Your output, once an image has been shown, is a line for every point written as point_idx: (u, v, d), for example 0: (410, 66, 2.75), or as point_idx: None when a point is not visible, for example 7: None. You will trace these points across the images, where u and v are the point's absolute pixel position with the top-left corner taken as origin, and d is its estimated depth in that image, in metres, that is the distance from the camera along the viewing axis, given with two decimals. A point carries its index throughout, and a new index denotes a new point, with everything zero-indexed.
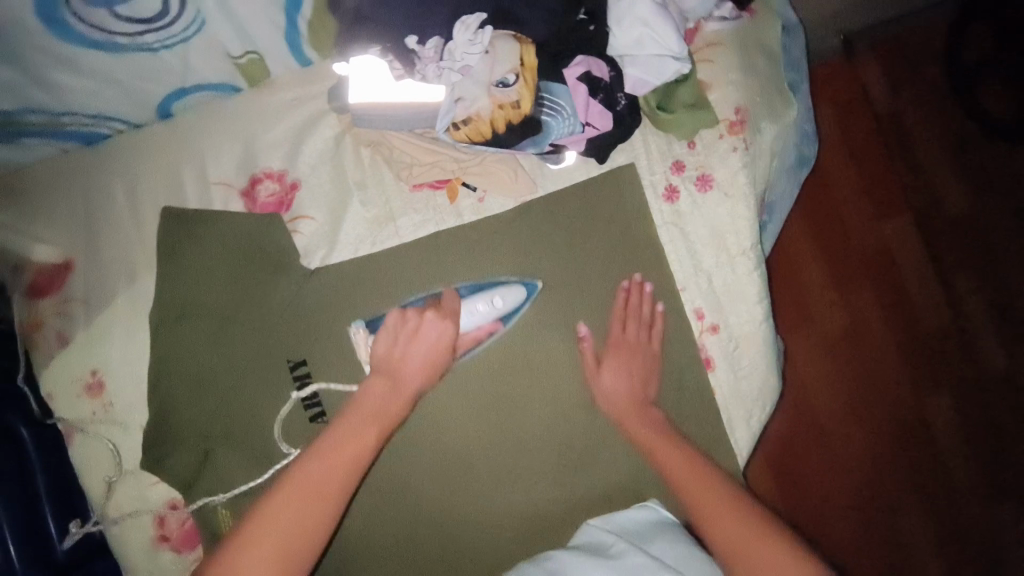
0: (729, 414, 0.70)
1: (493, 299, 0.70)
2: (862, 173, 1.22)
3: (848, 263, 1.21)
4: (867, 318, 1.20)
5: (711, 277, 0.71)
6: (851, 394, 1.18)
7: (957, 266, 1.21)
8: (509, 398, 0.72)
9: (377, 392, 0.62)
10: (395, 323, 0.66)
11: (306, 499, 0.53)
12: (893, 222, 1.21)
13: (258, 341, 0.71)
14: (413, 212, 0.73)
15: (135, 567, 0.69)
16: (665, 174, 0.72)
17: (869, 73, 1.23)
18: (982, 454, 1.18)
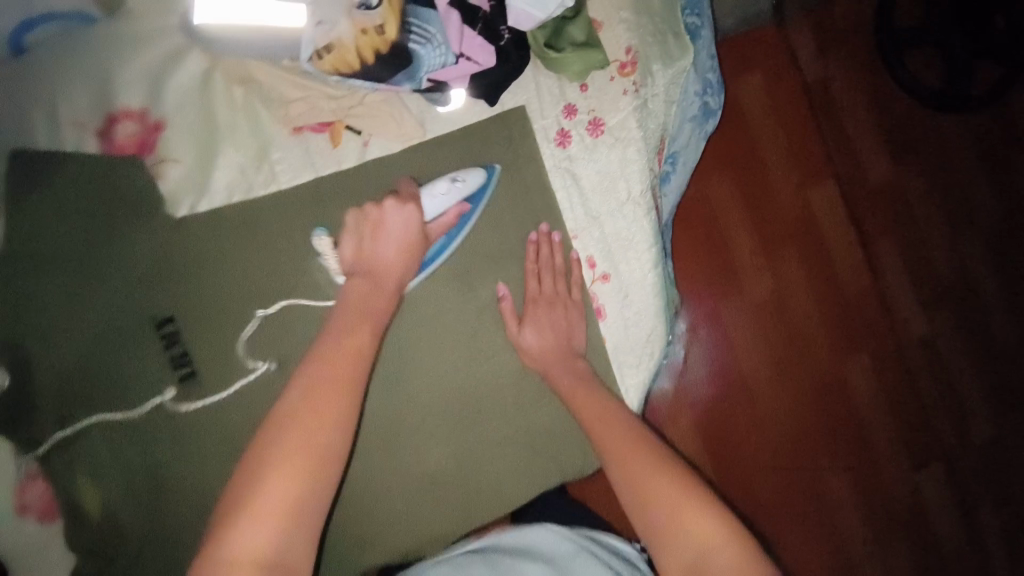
0: (620, 363, 0.70)
1: (454, 179, 0.66)
2: (789, 140, 1.21)
3: (774, 228, 1.20)
4: (791, 283, 1.21)
5: (604, 224, 0.70)
6: (776, 358, 1.20)
7: (875, 230, 1.24)
8: (399, 353, 0.69)
9: (358, 292, 0.58)
10: (356, 220, 0.63)
11: (303, 450, 0.46)
12: (818, 188, 1.22)
13: (118, 296, 0.66)
14: (291, 157, 0.69)
15: None
16: (556, 118, 0.69)
17: (797, 39, 1.23)
18: (897, 407, 1.23)
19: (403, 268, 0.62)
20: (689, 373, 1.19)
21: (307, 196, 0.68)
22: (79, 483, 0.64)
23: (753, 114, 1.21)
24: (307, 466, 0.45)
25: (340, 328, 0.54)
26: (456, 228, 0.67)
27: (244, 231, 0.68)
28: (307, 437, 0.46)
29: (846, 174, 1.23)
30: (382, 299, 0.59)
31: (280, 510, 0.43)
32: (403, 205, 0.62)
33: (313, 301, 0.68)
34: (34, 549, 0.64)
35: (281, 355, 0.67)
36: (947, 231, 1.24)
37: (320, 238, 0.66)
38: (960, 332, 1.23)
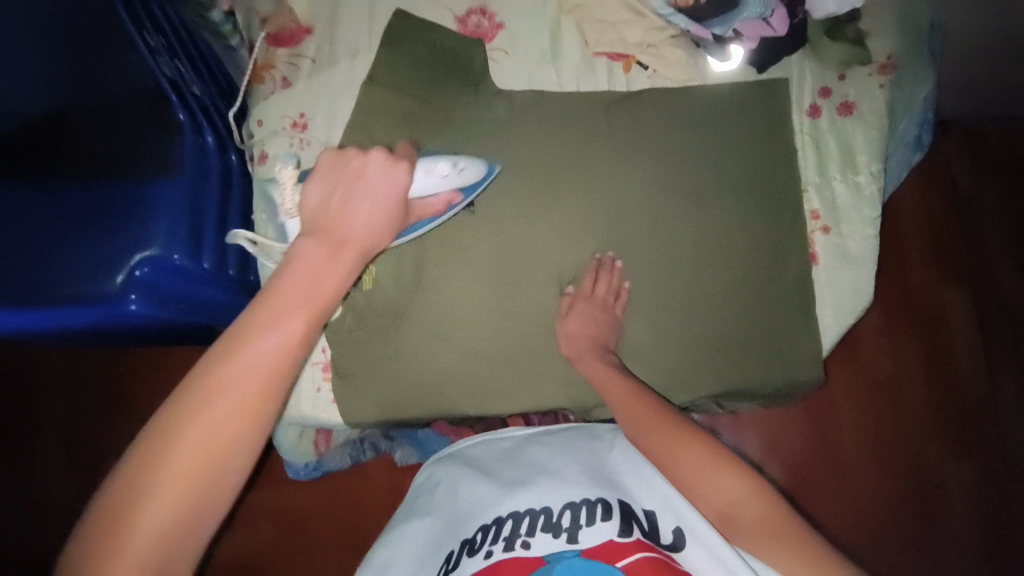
0: (820, 304, 0.81)
1: (457, 163, 0.74)
2: (932, 239, 1.28)
3: (901, 314, 1.26)
4: (907, 373, 1.24)
5: (834, 187, 0.82)
6: (876, 439, 1.22)
7: (1002, 349, 1.25)
8: (630, 239, 0.81)
9: (307, 263, 0.53)
10: (331, 168, 0.59)
11: (196, 463, 0.45)
12: (953, 291, 1.26)
13: (435, 131, 0.83)
14: (593, 73, 0.87)
15: None
16: (812, 95, 0.84)
17: (955, 152, 1.31)
18: (992, 530, 1.19)
19: (368, 243, 0.56)
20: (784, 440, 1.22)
21: (596, 100, 0.85)
22: None
23: (905, 207, 1.29)
24: (207, 472, 0.45)
25: (277, 310, 0.50)
26: (440, 214, 0.73)
27: (540, 112, 0.85)
28: (224, 404, 0.46)
29: (982, 287, 1.27)
30: (335, 276, 0.53)
31: (188, 506, 0.45)
32: (395, 162, 0.59)
33: (575, 181, 0.83)
34: None
35: (540, 213, 0.82)
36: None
37: (285, 165, 0.79)
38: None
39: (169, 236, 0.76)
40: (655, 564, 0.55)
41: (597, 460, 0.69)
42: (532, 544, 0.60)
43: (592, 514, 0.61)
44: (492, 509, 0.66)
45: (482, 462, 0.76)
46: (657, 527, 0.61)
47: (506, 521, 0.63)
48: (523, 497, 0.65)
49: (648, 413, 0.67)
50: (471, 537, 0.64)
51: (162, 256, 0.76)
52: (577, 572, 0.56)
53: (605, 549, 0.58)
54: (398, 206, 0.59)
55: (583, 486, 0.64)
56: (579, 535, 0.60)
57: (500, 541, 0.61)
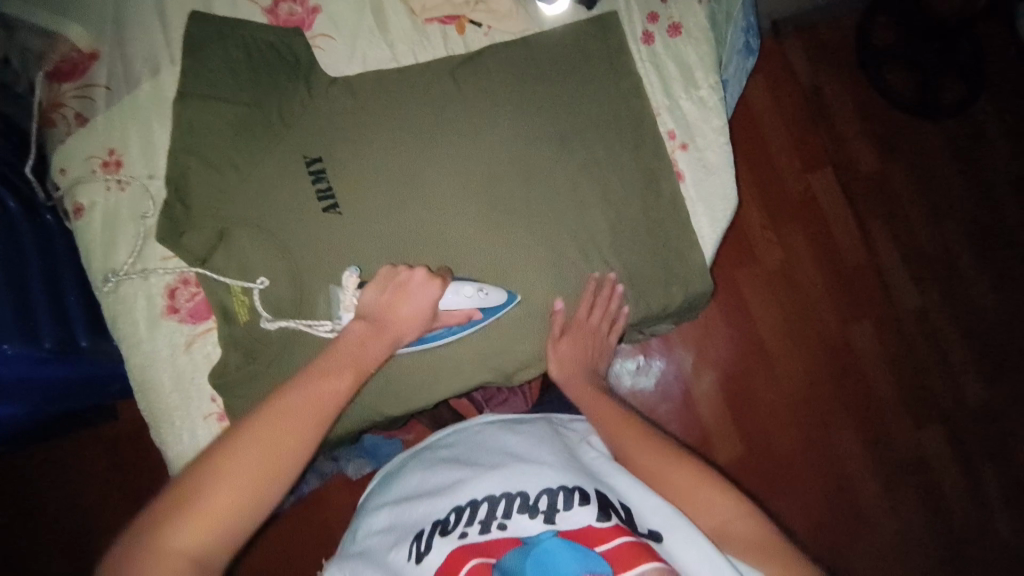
0: (696, 217, 0.84)
1: (481, 287, 0.75)
2: (792, 130, 1.48)
3: (780, 205, 1.46)
4: (797, 255, 1.45)
5: (682, 105, 0.84)
6: (786, 319, 1.43)
7: (870, 213, 1.50)
8: (508, 199, 0.80)
9: (354, 336, 0.64)
10: (385, 277, 0.69)
11: (235, 486, 0.51)
12: (818, 174, 1.48)
13: (277, 137, 0.77)
14: (428, 41, 0.84)
15: (139, 333, 0.71)
16: (642, 22, 0.86)
17: (789, 50, 1.50)
18: (899, 371, 1.44)
19: (401, 330, 0.68)
20: (711, 344, 1.41)
21: (436, 68, 0.82)
22: (230, 290, 0.73)
23: (763, 114, 1.48)
24: (257, 481, 0.52)
25: (335, 362, 0.61)
26: (461, 326, 0.76)
27: (384, 92, 0.80)
28: (283, 432, 0.54)
29: (842, 165, 1.49)
30: (374, 350, 0.65)
31: (230, 514, 0.51)
32: (428, 281, 0.69)
33: (441, 156, 0.80)
34: (181, 349, 0.72)
35: (411, 197, 0.78)
36: (930, 217, 1.51)
37: (349, 277, 0.71)
38: (945, 304, 1.48)
39: None
40: (635, 549, 0.54)
41: (571, 454, 0.72)
42: (509, 524, 0.62)
43: (570, 499, 0.62)
44: (468, 489, 0.67)
45: (454, 455, 0.77)
46: (633, 515, 0.62)
47: (481, 504, 0.64)
48: (500, 480, 0.67)
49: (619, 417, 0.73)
50: (444, 518, 0.64)
51: None
52: (556, 551, 0.56)
53: (585, 531, 0.58)
54: (430, 312, 0.69)
55: (561, 474, 0.66)
56: (556, 516, 0.61)
57: (475, 524, 0.62)
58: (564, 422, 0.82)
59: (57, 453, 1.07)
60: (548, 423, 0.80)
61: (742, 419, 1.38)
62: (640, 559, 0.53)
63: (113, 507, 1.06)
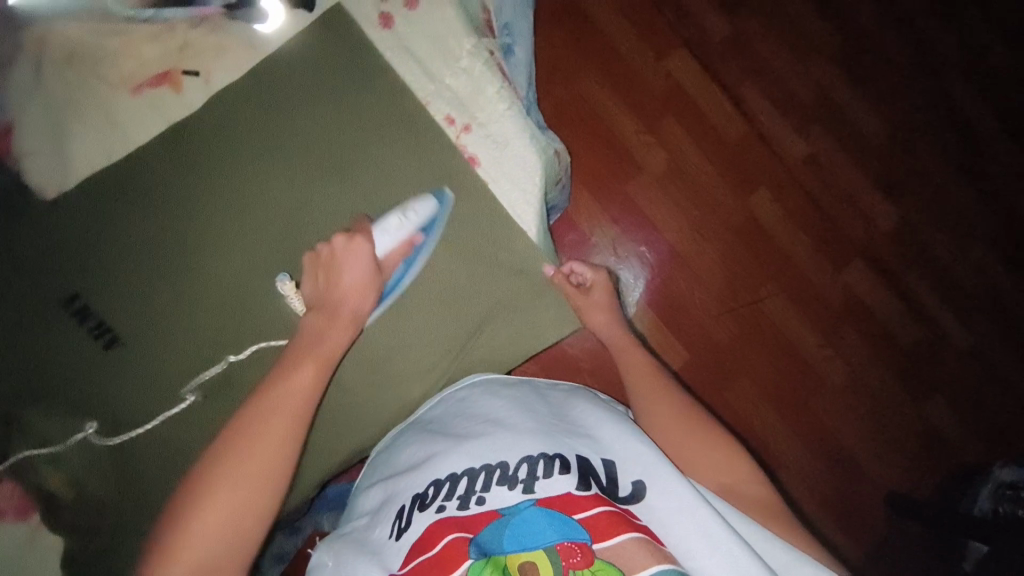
0: (507, 200, 0.78)
1: (406, 212, 0.72)
2: (629, 23, 1.41)
3: (647, 102, 1.41)
4: (679, 148, 1.41)
5: (451, 85, 0.76)
6: (687, 208, 1.41)
7: (737, 82, 1.45)
8: (304, 256, 0.73)
9: (314, 327, 0.64)
10: (312, 264, 0.69)
11: (257, 470, 0.51)
12: (671, 59, 1.42)
13: (22, 288, 0.69)
14: (141, 115, 0.72)
15: None
16: (373, 3, 0.76)
17: None
18: (807, 231, 1.45)
19: (355, 304, 0.67)
20: (624, 245, 1.39)
21: (169, 142, 0.72)
22: (39, 471, 0.66)
23: (594, 16, 1.41)
24: (244, 499, 0.50)
25: (292, 361, 0.60)
26: (412, 254, 0.74)
27: (125, 193, 0.71)
28: (256, 444, 0.52)
29: (692, 40, 1.44)
30: (333, 337, 0.64)
31: (234, 522, 0.49)
32: (353, 240, 0.68)
33: (213, 238, 0.71)
34: (21, 551, 0.66)
35: (199, 295, 0.71)
36: (794, 62, 1.48)
37: (283, 282, 0.69)
38: (835, 144, 1.49)
39: None
40: (614, 519, 0.54)
41: (555, 414, 0.67)
42: (487, 498, 0.57)
43: (552, 467, 0.57)
44: (446, 462, 0.61)
45: (432, 423, 0.71)
46: (615, 480, 0.60)
47: (461, 478, 0.59)
48: (474, 453, 0.61)
49: (620, 334, 0.79)
50: (422, 492, 0.60)
51: None
52: (534, 521, 0.54)
53: (563, 499, 0.55)
54: (372, 270, 0.69)
55: (541, 440, 0.61)
56: (536, 485, 0.57)
57: (453, 498, 0.58)
58: (549, 389, 0.75)
59: None
60: (534, 388, 0.73)
61: (675, 323, 1.39)
62: (619, 530, 0.53)
63: None
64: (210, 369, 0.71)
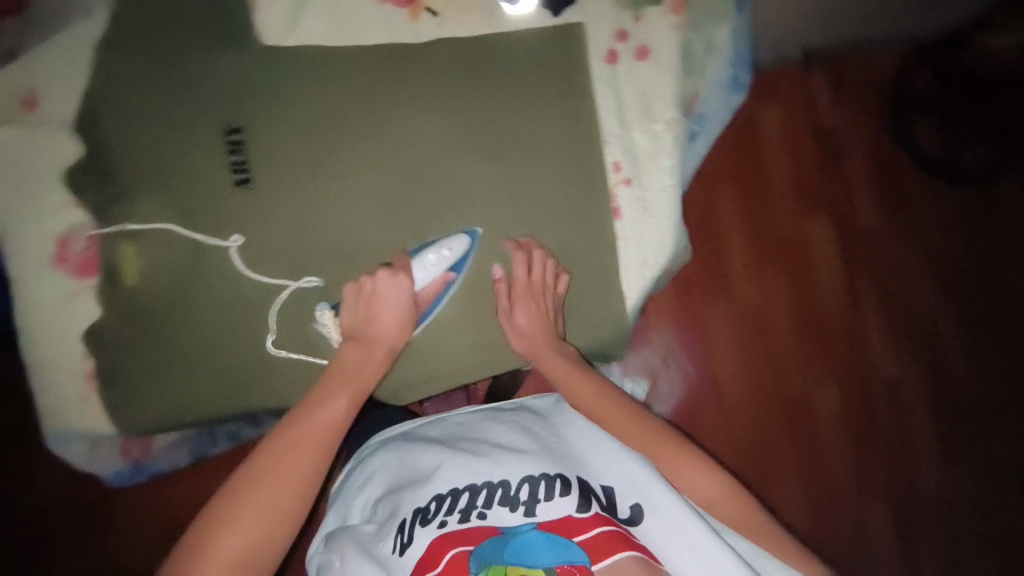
0: (625, 261, 0.80)
1: (442, 248, 0.75)
2: (795, 171, 1.40)
3: (770, 247, 1.38)
4: (776, 302, 1.38)
5: (635, 139, 0.79)
6: (751, 359, 1.36)
7: (861, 275, 1.41)
8: (429, 207, 0.77)
9: (352, 356, 0.69)
10: (352, 294, 0.73)
11: (274, 486, 0.57)
12: (815, 222, 1.40)
13: (196, 100, 0.74)
14: (373, 19, 0.78)
15: (25, 276, 0.70)
16: (608, 39, 0.80)
17: (819, 83, 1.41)
18: (858, 445, 1.37)
19: (392, 340, 0.72)
20: (667, 374, 1.35)
21: (382, 54, 0.77)
22: (122, 251, 0.71)
23: (771, 144, 1.40)
24: (269, 518, 0.55)
25: (331, 389, 0.65)
26: (446, 291, 0.77)
27: (322, 73, 0.76)
28: (289, 471, 0.58)
29: (841, 216, 1.41)
30: (372, 364, 0.69)
31: (258, 534, 0.55)
32: (396, 275, 0.73)
33: (368, 149, 0.76)
34: (62, 301, 0.70)
35: (326, 186, 0.75)
36: (925, 285, 1.42)
37: (323, 311, 0.74)
38: (925, 381, 1.40)
39: None
40: (613, 537, 0.56)
41: (551, 433, 0.67)
42: (489, 514, 0.59)
43: (552, 489, 0.59)
44: (447, 476, 0.62)
45: (429, 434, 0.71)
46: (614, 502, 0.61)
47: (461, 495, 0.60)
48: (478, 470, 0.62)
49: (564, 364, 0.74)
50: (424, 507, 0.60)
51: None
52: (534, 544, 0.56)
53: (564, 522, 0.57)
54: (410, 301, 0.73)
55: (541, 460, 0.62)
56: (537, 507, 0.58)
57: (455, 512, 0.59)
58: (537, 403, 0.74)
59: None
60: (529, 412, 0.73)
61: None
62: (619, 549, 0.55)
63: None
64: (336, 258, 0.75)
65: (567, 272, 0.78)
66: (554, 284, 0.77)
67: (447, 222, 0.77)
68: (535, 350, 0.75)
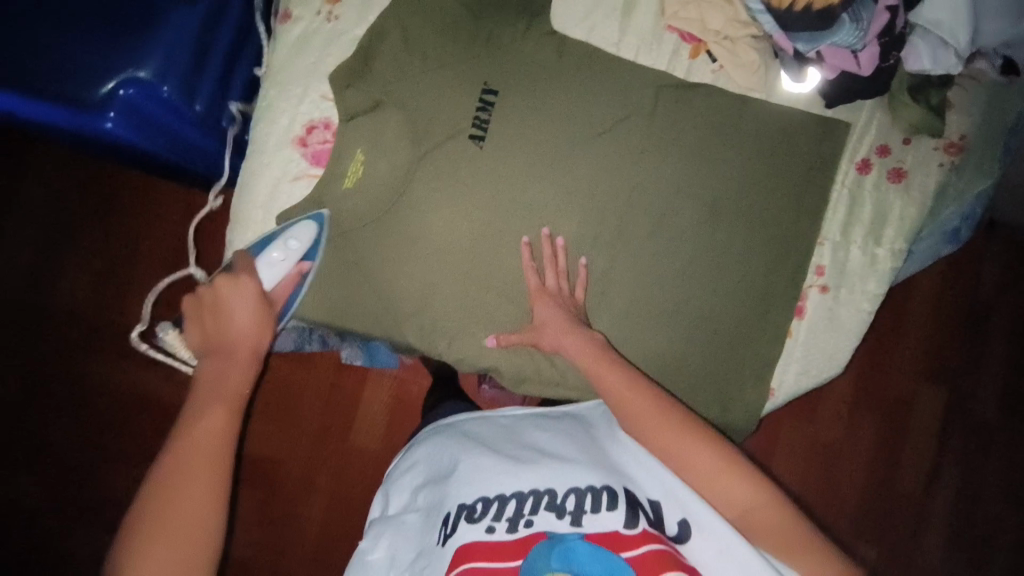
0: (786, 362, 0.78)
1: (287, 239, 0.73)
2: (931, 332, 1.24)
3: (871, 396, 1.23)
4: (856, 448, 1.22)
5: (849, 253, 0.78)
6: (807, 489, 1.22)
7: (954, 462, 1.23)
8: (628, 233, 0.78)
9: (210, 369, 0.66)
10: (191, 308, 0.72)
11: (165, 519, 0.53)
12: (930, 390, 1.24)
13: (470, 52, 0.77)
14: (656, 46, 0.81)
15: (267, 143, 0.75)
16: (869, 149, 0.78)
17: (986, 256, 1.26)
18: None
19: (256, 341, 0.69)
20: None
21: (648, 78, 0.79)
22: (353, 155, 0.75)
23: (918, 294, 1.26)
24: (186, 537, 0.53)
25: (203, 402, 0.62)
26: (303, 281, 0.76)
27: (588, 74, 0.79)
28: (194, 471, 0.56)
29: (959, 396, 1.24)
30: (236, 372, 0.66)
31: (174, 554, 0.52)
32: (237, 280, 0.71)
33: (596, 156, 0.78)
34: (288, 178, 0.76)
35: (547, 174, 0.77)
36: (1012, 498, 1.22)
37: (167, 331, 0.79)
38: None
39: (165, 65, 0.72)
40: (661, 556, 0.51)
41: (596, 445, 0.66)
42: (535, 521, 0.57)
43: (599, 502, 0.57)
44: (493, 479, 0.61)
45: (475, 435, 0.70)
46: (662, 518, 0.58)
47: (508, 500, 0.59)
48: (525, 478, 0.61)
49: (592, 354, 0.70)
50: (470, 505, 0.60)
51: (150, 84, 0.72)
52: (579, 554, 0.53)
53: (610, 536, 0.54)
54: (261, 300, 0.72)
55: (586, 473, 0.60)
56: (583, 519, 0.56)
57: (503, 520, 0.57)
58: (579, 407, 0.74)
59: (162, 191, 1.14)
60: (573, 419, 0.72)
61: None
62: (668, 568, 0.50)
63: (167, 259, 1.13)
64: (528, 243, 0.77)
65: (583, 261, 0.77)
66: (571, 288, 0.77)
67: (638, 254, 0.78)
68: (546, 329, 0.74)
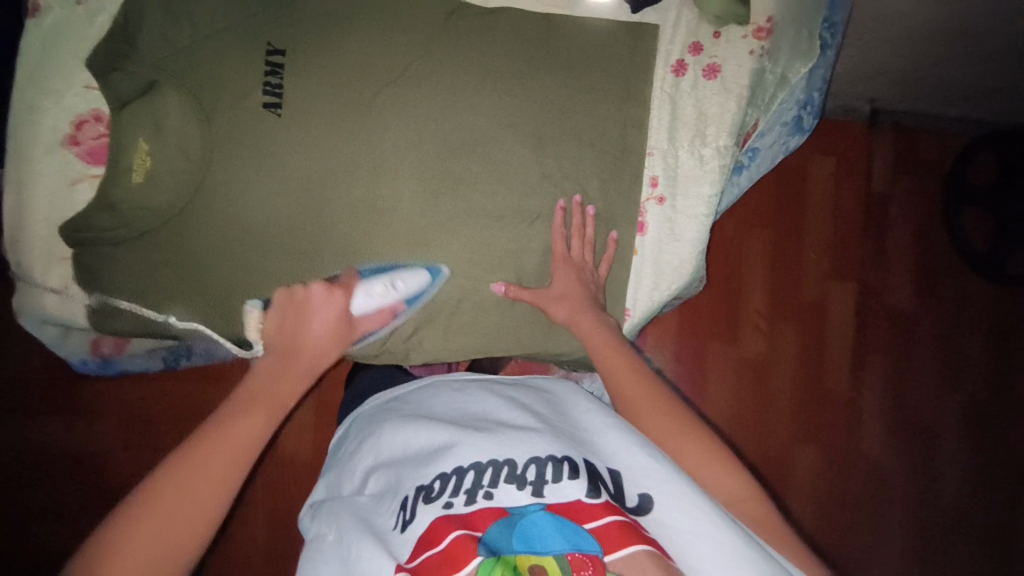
0: (637, 277, 0.79)
1: (393, 282, 0.73)
2: (835, 228, 1.24)
3: (784, 301, 1.23)
4: (782, 357, 1.23)
5: (678, 158, 0.77)
6: (739, 400, 1.22)
7: (873, 350, 1.26)
8: (456, 175, 0.74)
9: (268, 371, 0.66)
10: (282, 301, 0.71)
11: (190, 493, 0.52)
12: (840, 286, 1.24)
13: (243, 12, 0.71)
14: None
15: (35, 148, 0.70)
16: (681, 50, 0.76)
17: (874, 147, 1.25)
18: (832, 515, 1.24)
19: (316, 352, 0.70)
20: None
21: (442, 11, 0.75)
22: (136, 146, 0.69)
23: (815, 192, 1.24)
24: (190, 515, 0.51)
25: (240, 405, 0.61)
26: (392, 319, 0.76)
27: (378, 15, 0.73)
28: (218, 460, 0.55)
29: (869, 287, 1.25)
30: (285, 388, 0.65)
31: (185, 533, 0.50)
32: (329, 293, 0.71)
33: (406, 100, 0.73)
34: (68, 182, 0.71)
35: (357, 129, 0.72)
36: (932, 373, 1.26)
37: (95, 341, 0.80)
38: (904, 469, 1.26)
39: None
40: (625, 527, 0.44)
41: (557, 416, 0.59)
42: (496, 495, 0.48)
43: (560, 470, 0.48)
44: (452, 450, 0.52)
45: (428, 413, 0.61)
46: (622, 489, 0.50)
47: (466, 471, 0.50)
48: (486, 444, 0.52)
49: (605, 337, 0.69)
50: (427, 483, 0.51)
51: None
52: (543, 527, 0.45)
53: (572, 507, 0.46)
54: (342, 319, 0.71)
55: (549, 439, 0.52)
56: (544, 489, 0.48)
57: (461, 494, 0.49)
58: (544, 385, 0.67)
59: None
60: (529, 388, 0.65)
61: None
62: (631, 539, 0.43)
63: None
64: (353, 206, 0.73)
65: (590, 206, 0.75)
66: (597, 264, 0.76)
67: (471, 197, 0.75)
68: (568, 300, 0.73)
